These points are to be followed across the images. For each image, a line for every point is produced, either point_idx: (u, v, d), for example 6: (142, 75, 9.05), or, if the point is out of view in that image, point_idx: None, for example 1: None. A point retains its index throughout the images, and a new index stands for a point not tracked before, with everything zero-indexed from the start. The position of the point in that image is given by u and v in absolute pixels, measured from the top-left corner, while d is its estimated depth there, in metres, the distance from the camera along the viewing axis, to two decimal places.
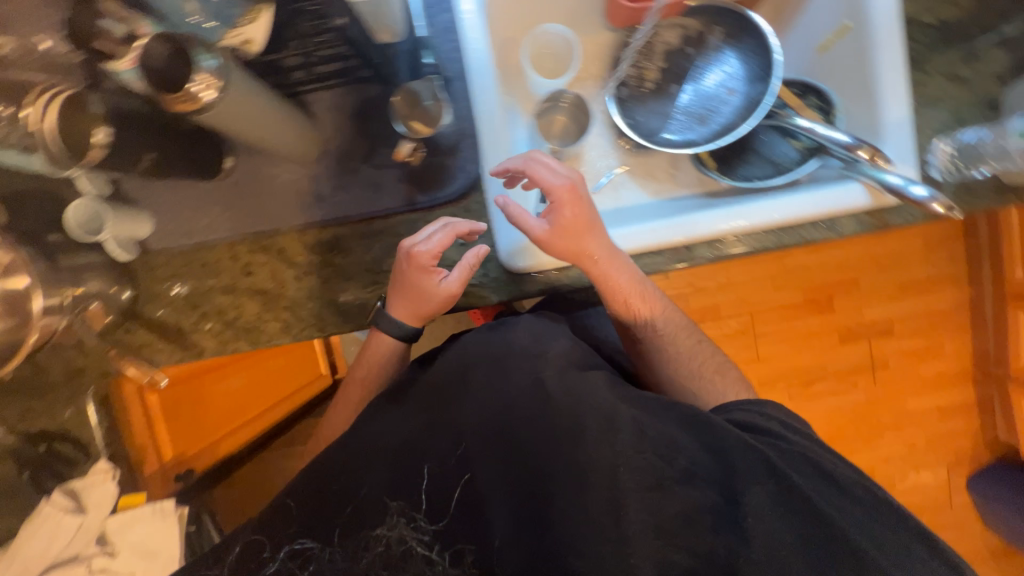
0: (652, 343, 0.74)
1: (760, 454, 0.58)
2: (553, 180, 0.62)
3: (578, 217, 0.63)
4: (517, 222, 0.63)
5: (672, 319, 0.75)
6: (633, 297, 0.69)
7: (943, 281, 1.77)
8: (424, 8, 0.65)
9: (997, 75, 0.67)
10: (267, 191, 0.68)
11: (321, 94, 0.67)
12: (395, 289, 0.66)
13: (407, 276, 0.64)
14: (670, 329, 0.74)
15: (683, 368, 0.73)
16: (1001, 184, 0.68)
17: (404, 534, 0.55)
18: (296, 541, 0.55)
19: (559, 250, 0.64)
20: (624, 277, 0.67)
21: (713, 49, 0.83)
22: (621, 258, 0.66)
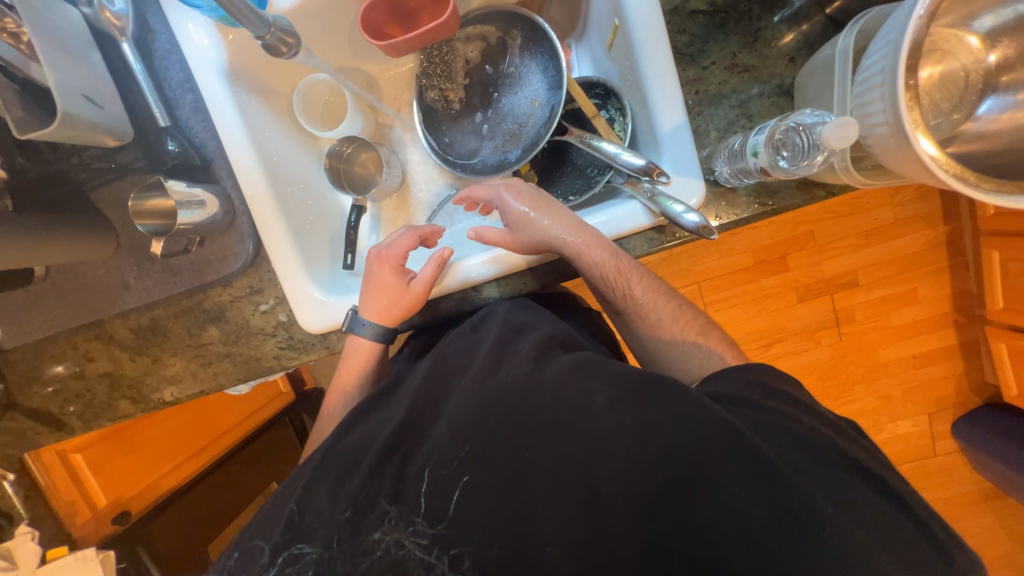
0: (632, 310, 0.67)
1: (754, 437, 0.49)
2: (489, 189, 0.72)
3: (527, 207, 0.67)
4: (486, 238, 0.69)
5: (653, 287, 0.67)
6: (614, 271, 0.64)
7: (914, 222, 1.57)
8: (166, 93, 0.66)
9: (783, 57, 0.60)
10: (82, 287, 0.73)
11: (103, 190, 0.69)
12: (367, 296, 0.69)
13: (375, 279, 0.68)
14: (650, 296, 0.67)
15: (665, 334, 0.66)
16: (801, 179, 0.61)
17: (402, 538, 0.51)
18: (292, 546, 0.53)
19: (523, 243, 0.66)
20: (596, 250, 0.63)
21: (515, 57, 0.77)
22: (587, 228, 0.64)
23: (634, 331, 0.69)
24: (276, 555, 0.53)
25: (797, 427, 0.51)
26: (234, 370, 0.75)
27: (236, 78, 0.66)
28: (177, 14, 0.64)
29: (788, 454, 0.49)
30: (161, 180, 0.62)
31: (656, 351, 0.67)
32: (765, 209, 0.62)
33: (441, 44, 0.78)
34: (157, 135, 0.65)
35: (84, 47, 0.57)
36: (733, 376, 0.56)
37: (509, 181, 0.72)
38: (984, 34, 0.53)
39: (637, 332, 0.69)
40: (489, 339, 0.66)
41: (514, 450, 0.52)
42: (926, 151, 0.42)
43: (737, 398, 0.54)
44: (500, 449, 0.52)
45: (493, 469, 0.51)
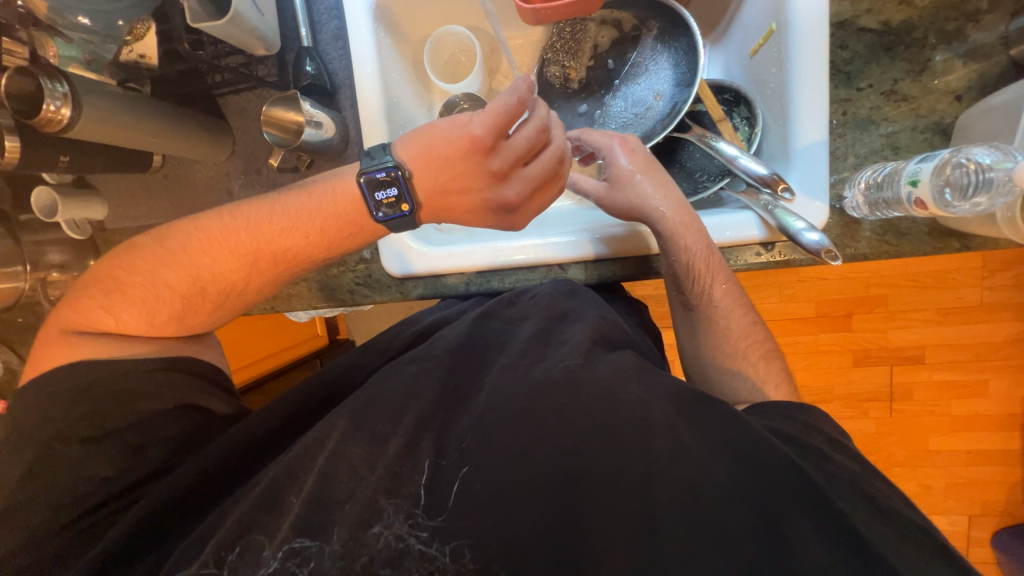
0: (703, 311, 0.63)
1: (835, 478, 0.44)
2: (601, 137, 0.68)
3: (635, 165, 0.64)
4: (581, 186, 0.70)
5: (733, 293, 0.62)
6: (700, 262, 0.60)
7: (1005, 310, 1.45)
8: (313, 16, 0.68)
9: (949, 93, 0.56)
10: (189, 184, 0.76)
11: (232, 98, 0.72)
12: (438, 182, 0.58)
13: (473, 185, 0.58)
14: (727, 303, 0.62)
15: (727, 345, 0.61)
16: (937, 227, 0.57)
17: (402, 530, 0.43)
18: (295, 539, 0.43)
19: (617, 205, 0.66)
20: (691, 235, 0.60)
21: (646, 48, 0.76)
22: (686, 210, 0.62)
23: (692, 332, 0.65)
24: (275, 550, 0.43)
25: (878, 493, 0.43)
26: (308, 293, 0.77)
27: (380, 15, 0.67)
28: None
29: None
30: (297, 95, 0.63)
31: (704, 359, 0.63)
32: (890, 249, 0.58)
33: (575, 21, 0.77)
34: (296, 54, 0.68)
35: None
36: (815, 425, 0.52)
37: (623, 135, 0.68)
38: None
39: (699, 336, 0.64)
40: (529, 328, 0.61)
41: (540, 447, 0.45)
42: None
43: (811, 438, 0.48)
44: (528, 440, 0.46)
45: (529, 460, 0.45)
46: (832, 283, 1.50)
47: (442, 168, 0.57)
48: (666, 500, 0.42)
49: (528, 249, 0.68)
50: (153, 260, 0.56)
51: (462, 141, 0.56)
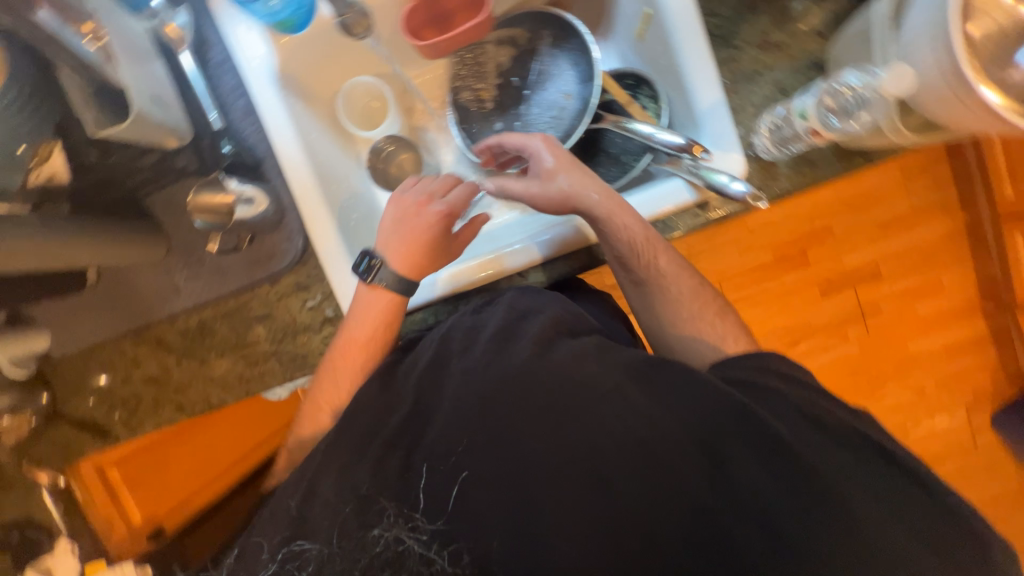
0: (652, 283, 0.65)
1: (802, 402, 0.49)
2: (523, 137, 0.70)
3: (561, 160, 0.67)
4: (509, 188, 0.69)
5: (676, 261, 0.65)
6: (641, 240, 0.63)
7: (934, 210, 1.56)
8: (219, 98, 0.69)
9: (814, 34, 0.62)
10: (133, 291, 0.74)
11: (156, 195, 0.71)
12: (429, 256, 0.68)
13: (442, 235, 0.68)
14: (673, 270, 0.65)
15: (682, 311, 0.64)
16: (840, 150, 0.62)
17: (400, 532, 0.45)
18: (294, 542, 0.47)
19: (549, 199, 0.66)
20: (627, 216, 0.63)
21: (544, 56, 0.80)
22: (613, 196, 0.64)
23: (647, 304, 0.67)
24: (275, 552, 0.47)
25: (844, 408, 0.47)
26: (279, 368, 0.75)
27: (286, 83, 0.69)
28: (230, 21, 0.66)
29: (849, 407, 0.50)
30: (220, 177, 0.65)
31: (664, 326, 0.66)
32: (807, 179, 0.62)
33: (474, 47, 0.81)
34: (212, 138, 0.68)
35: (149, 56, 0.60)
36: (785, 356, 0.55)
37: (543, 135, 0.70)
38: None
39: (655, 308, 0.66)
40: (491, 323, 0.56)
41: (535, 446, 0.45)
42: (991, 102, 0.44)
43: (769, 377, 0.51)
44: (526, 444, 0.46)
45: (531, 464, 0.45)
46: (780, 226, 1.58)
47: (429, 244, 0.68)
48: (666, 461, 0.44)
49: (483, 268, 0.69)
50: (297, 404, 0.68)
51: (427, 218, 0.68)
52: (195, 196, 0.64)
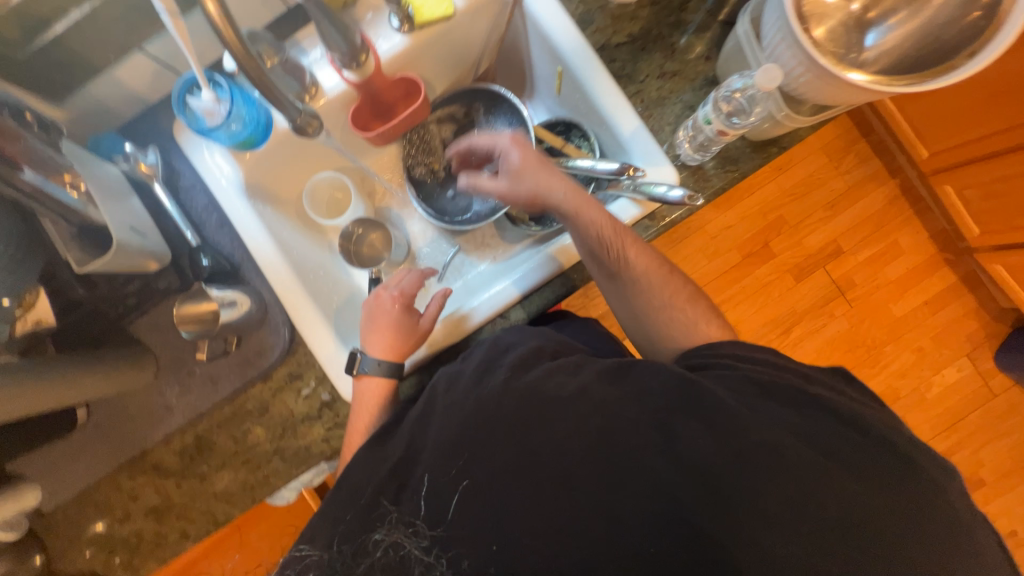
0: (625, 275, 0.67)
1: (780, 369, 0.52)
2: (491, 138, 0.74)
3: (529, 157, 0.70)
4: (478, 185, 0.72)
5: (646, 254, 0.68)
6: (606, 231, 0.65)
7: (867, 182, 1.70)
8: (194, 218, 0.74)
9: (700, 58, 0.73)
10: (124, 420, 0.73)
11: (140, 319, 0.73)
12: (402, 338, 0.71)
13: (405, 314, 0.72)
14: (643, 262, 0.67)
15: (654, 301, 0.67)
16: (754, 143, 0.70)
17: (401, 538, 0.47)
18: (297, 547, 0.50)
19: (519, 194, 0.69)
20: (593, 210, 0.65)
21: (482, 123, 0.89)
22: (602, 215, 0.65)
23: (619, 295, 0.70)
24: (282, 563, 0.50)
25: None
26: (284, 467, 0.73)
27: (253, 192, 0.75)
28: (195, 149, 0.72)
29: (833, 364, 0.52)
30: (202, 287, 0.67)
31: (636, 316, 0.70)
32: (733, 174, 0.70)
33: (418, 128, 0.89)
34: (191, 255, 0.71)
35: (126, 193, 0.65)
36: None
37: (514, 133, 0.73)
38: None
39: (629, 298, 0.69)
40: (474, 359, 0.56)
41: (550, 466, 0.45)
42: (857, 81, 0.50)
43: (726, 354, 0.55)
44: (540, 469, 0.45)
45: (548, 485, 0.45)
46: (737, 226, 1.68)
47: (396, 327, 0.72)
48: (679, 457, 0.44)
49: (443, 325, 0.74)
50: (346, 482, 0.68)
51: (386, 307, 0.73)
52: (181, 304, 0.65)
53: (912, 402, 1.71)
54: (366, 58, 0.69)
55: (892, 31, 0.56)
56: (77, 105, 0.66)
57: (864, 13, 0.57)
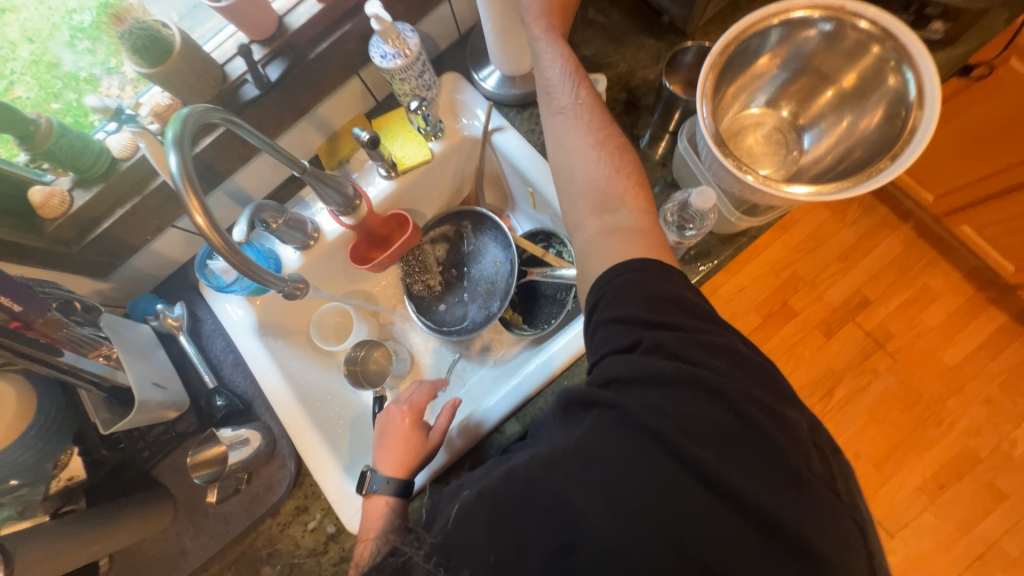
0: (571, 114, 0.62)
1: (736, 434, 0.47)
2: None
3: None
4: None
5: (595, 98, 0.62)
6: (570, 67, 0.62)
7: (878, 229, 1.66)
8: (214, 361, 0.81)
9: (658, 165, 0.78)
10: (140, 569, 0.74)
11: (163, 462, 0.77)
12: (412, 453, 0.71)
13: (415, 427, 0.73)
14: (594, 106, 0.62)
15: (592, 164, 0.60)
16: (721, 236, 0.73)
17: (402, 545, 0.51)
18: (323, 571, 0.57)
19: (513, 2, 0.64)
20: (564, 50, 0.63)
21: (470, 239, 0.96)
22: (572, 58, 0.62)
23: (559, 136, 0.63)
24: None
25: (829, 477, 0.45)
26: None
27: (265, 332, 0.83)
28: (217, 300, 0.82)
29: (835, 470, 0.49)
30: (214, 430, 0.71)
31: (563, 154, 0.62)
32: (706, 267, 0.72)
33: (414, 251, 0.97)
34: (207, 396, 0.78)
35: (153, 349, 0.73)
36: None
37: None
38: None
39: (561, 139, 0.63)
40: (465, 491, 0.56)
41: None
42: (802, 192, 0.51)
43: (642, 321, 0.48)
44: None
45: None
46: (749, 289, 1.66)
47: (407, 442, 0.72)
48: None
49: (460, 433, 0.76)
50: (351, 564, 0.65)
51: (396, 422, 0.74)
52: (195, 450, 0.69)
53: (996, 462, 1.49)
54: (360, 204, 0.79)
55: (824, 134, 0.62)
56: (120, 276, 0.77)
57: (794, 118, 0.65)
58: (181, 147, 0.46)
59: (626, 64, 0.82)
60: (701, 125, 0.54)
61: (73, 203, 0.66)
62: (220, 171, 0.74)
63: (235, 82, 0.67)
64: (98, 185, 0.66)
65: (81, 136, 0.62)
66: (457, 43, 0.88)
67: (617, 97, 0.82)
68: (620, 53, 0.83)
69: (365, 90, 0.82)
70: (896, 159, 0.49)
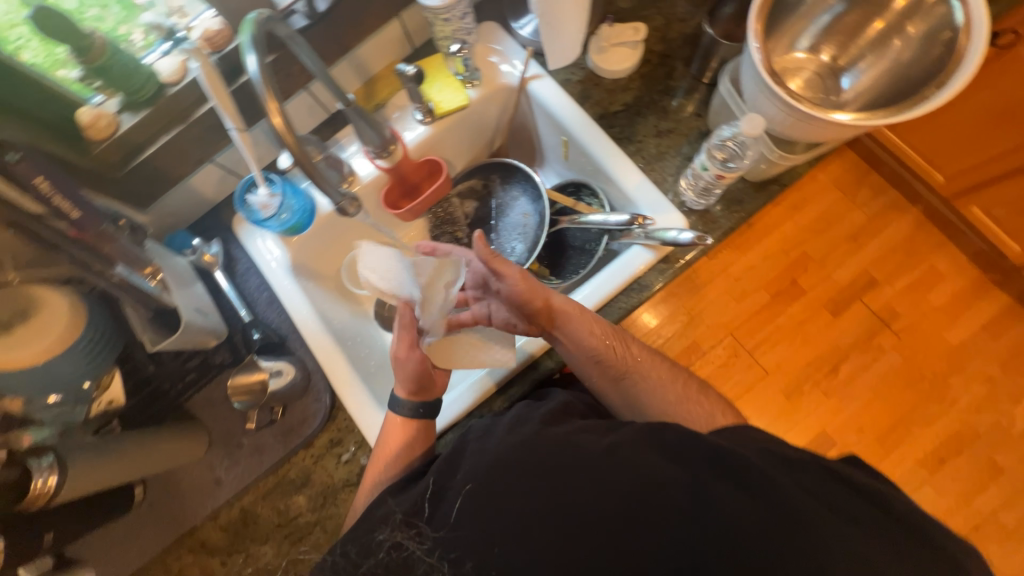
0: (636, 371, 0.71)
1: None
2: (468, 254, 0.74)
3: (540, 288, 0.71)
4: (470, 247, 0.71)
5: (643, 353, 0.74)
6: (607, 334, 0.71)
7: (891, 211, 1.56)
8: (248, 299, 0.82)
9: (693, 115, 0.80)
10: (175, 496, 0.76)
11: (197, 395, 0.78)
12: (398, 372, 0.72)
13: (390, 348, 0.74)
14: (645, 357, 0.73)
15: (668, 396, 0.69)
16: (755, 184, 0.75)
17: (402, 538, 0.51)
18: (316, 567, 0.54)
19: (524, 296, 0.70)
20: (593, 319, 0.71)
21: (500, 194, 0.97)
22: (607, 326, 0.72)
23: (635, 399, 0.70)
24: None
25: None
26: (325, 537, 0.74)
27: (300, 271, 0.84)
28: (250, 237, 0.82)
29: None
30: (254, 359, 0.74)
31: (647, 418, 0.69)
32: (736, 214, 0.75)
33: (442, 203, 0.99)
34: (244, 330, 0.78)
35: (191, 279, 0.73)
36: None
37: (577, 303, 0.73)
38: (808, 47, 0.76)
39: (642, 395, 0.70)
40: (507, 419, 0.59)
41: (578, 523, 0.46)
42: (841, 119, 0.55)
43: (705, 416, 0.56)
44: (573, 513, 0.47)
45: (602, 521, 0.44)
46: (760, 266, 1.48)
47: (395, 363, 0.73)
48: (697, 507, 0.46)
49: (502, 362, 0.78)
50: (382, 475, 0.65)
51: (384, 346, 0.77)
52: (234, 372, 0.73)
53: (996, 440, 1.53)
54: (395, 148, 0.79)
55: (863, 73, 0.72)
56: (156, 210, 0.77)
57: (834, 61, 0.74)
58: (258, 50, 0.49)
59: (663, 17, 0.84)
60: (753, 58, 0.58)
61: (121, 126, 0.66)
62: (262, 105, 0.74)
63: (285, 12, 0.69)
64: (147, 110, 0.67)
65: (131, 57, 0.64)
66: None
67: (653, 50, 0.83)
68: (656, 6, 0.84)
69: (404, 35, 0.83)
70: (941, 87, 0.57)
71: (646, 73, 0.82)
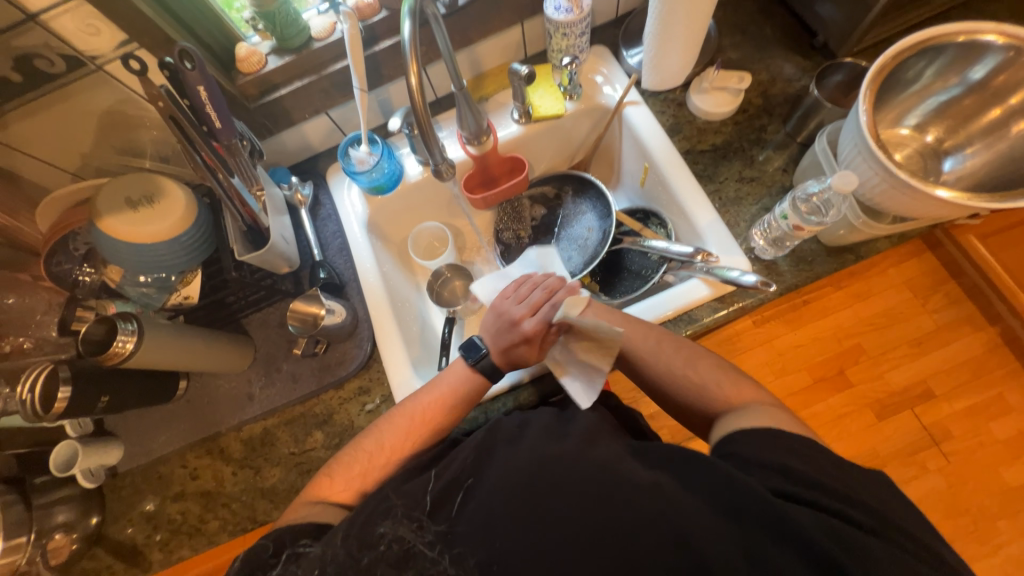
0: (670, 384, 0.67)
1: None
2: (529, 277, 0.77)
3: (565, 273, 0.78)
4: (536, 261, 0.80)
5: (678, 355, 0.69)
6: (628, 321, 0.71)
7: (962, 325, 1.43)
8: (322, 241, 0.89)
9: (780, 169, 0.81)
10: (210, 400, 0.81)
11: (256, 315, 0.84)
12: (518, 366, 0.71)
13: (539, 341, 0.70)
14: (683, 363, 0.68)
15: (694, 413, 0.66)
16: (829, 248, 0.75)
17: (404, 532, 0.51)
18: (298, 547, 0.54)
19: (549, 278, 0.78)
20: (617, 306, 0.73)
21: (569, 205, 1.00)
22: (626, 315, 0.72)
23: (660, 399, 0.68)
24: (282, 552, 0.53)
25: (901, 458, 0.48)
26: None
27: (372, 229, 0.90)
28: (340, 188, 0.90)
29: None
30: (317, 293, 0.78)
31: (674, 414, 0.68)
32: (803, 272, 0.74)
33: (513, 201, 1.03)
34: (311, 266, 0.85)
35: (282, 209, 0.81)
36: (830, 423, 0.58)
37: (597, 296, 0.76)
38: (912, 127, 0.77)
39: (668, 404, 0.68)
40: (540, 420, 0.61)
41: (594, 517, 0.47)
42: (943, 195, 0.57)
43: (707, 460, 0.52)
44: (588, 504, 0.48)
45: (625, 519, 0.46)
46: (806, 346, 1.39)
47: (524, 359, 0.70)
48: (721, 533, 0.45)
49: None
50: (402, 436, 0.67)
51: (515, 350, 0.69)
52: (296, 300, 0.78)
53: None
54: (487, 139, 0.82)
55: (970, 158, 0.73)
56: (269, 144, 0.86)
57: (939, 144, 0.76)
58: (414, 18, 0.57)
59: (769, 72, 0.86)
60: (859, 119, 0.61)
61: (267, 66, 0.76)
62: (383, 74, 0.82)
63: None
64: (291, 56, 0.76)
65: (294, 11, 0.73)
66: (612, 22, 0.95)
67: (752, 100, 0.85)
68: (763, 62, 0.87)
69: (521, 41, 0.90)
70: None
71: (741, 121, 0.84)
